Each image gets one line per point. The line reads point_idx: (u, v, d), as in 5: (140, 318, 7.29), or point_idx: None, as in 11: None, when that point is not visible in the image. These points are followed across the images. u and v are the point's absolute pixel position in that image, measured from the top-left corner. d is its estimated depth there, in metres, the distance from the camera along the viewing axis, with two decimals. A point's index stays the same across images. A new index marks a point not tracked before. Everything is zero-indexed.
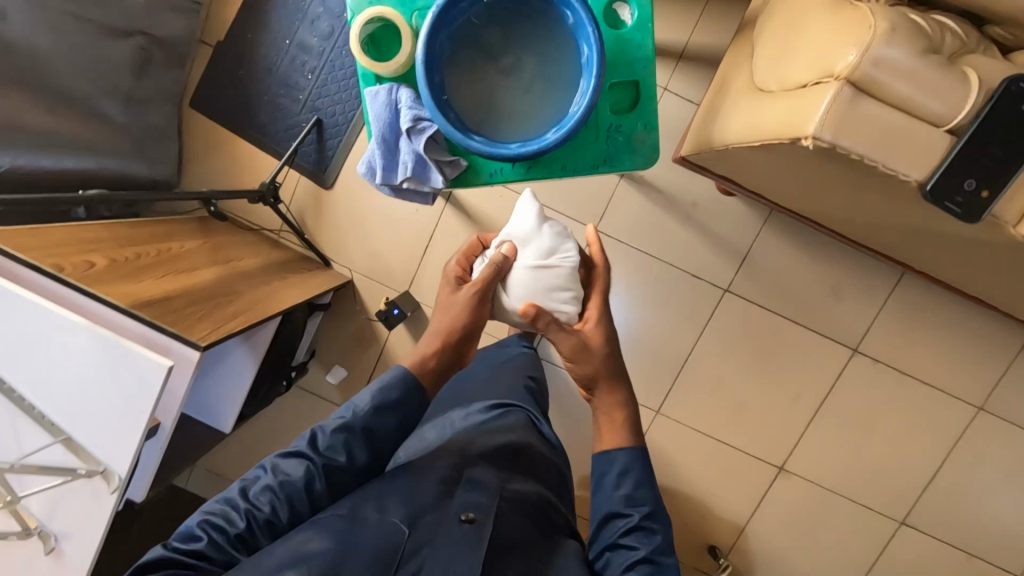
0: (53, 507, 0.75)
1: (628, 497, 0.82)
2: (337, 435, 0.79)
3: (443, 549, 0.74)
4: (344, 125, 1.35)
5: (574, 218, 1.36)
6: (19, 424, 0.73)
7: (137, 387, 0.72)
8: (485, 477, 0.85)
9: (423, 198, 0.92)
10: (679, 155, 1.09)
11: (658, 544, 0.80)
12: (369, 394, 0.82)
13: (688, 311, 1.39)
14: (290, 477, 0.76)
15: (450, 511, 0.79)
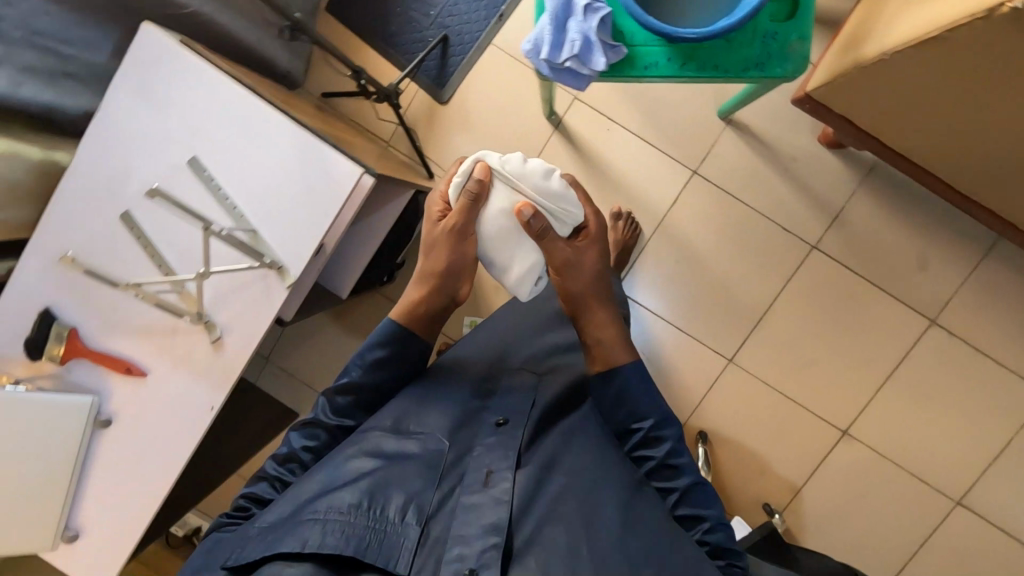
0: (224, 298, 0.79)
1: (642, 408, 0.96)
2: (342, 397, 0.96)
3: (484, 450, 0.87)
4: (469, 44, 1.41)
5: (677, 159, 1.41)
6: (209, 213, 0.77)
7: (331, 187, 0.76)
8: (513, 394, 0.99)
9: (577, 83, 0.96)
10: (801, 94, 1.18)
11: (672, 446, 0.94)
12: (356, 355, 0.98)
13: (772, 262, 1.43)
14: (319, 434, 0.94)
15: (483, 423, 0.93)
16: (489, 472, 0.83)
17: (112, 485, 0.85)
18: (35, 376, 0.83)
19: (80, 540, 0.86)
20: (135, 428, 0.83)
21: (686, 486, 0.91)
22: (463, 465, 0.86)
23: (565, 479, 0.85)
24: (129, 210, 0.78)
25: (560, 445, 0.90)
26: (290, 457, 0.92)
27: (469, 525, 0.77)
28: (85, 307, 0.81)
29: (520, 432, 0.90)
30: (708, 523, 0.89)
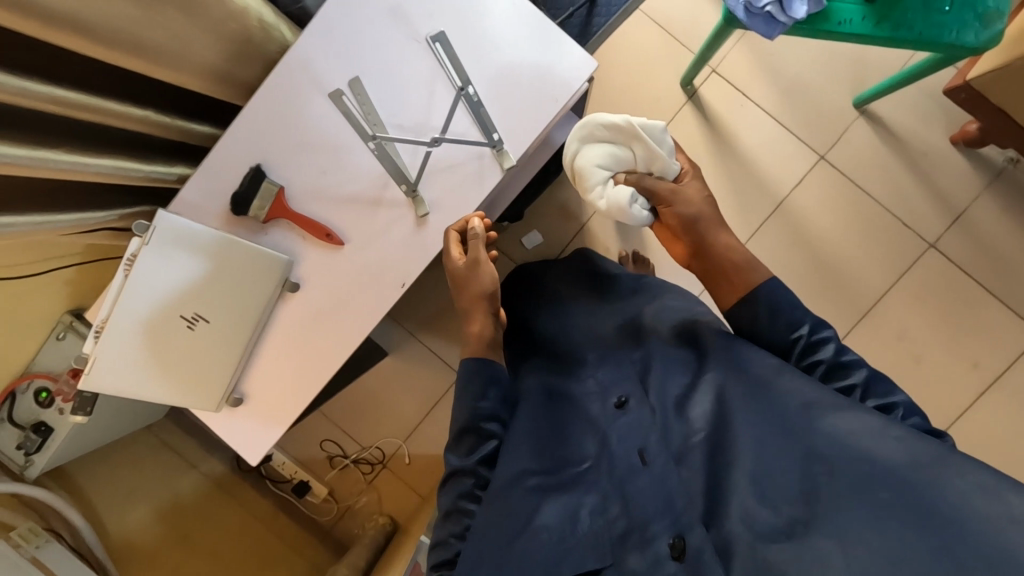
0: (436, 175, 0.80)
1: (798, 308, 0.74)
2: (473, 436, 0.77)
3: (629, 442, 0.71)
4: (616, 6, 1.37)
5: (806, 141, 1.43)
6: (436, 89, 0.80)
7: (566, 82, 0.79)
8: (613, 367, 0.83)
9: (768, 30, 0.98)
10: (967, 79, 1.21)
11: (838, 341, 0.72)
12: (461, 400, 0.79)
13: (892, 253, 1.43)
14: (467, 488, 0.75)
15: (600, 405, 0.79)
16: (642, 450, 0.69)
17: (285, 354, 0.84)
18: (229, 229, 0.83)
19: (243, 406, 0.85)
20: (322, 297, 0.83)
21: (866, 381, 0.68)
22: (607, 462, 0.72)
23: (717, 427, 0.66)
24: (358, 76, 0.79)
25: (698, 398, 0.70)
26: (454, 517, 0.74)
27: (651, 508, 0.64)
28: (293, 167, 0.81)
29: (650, 407, 0.73)
30: (901, 411, 0.66)
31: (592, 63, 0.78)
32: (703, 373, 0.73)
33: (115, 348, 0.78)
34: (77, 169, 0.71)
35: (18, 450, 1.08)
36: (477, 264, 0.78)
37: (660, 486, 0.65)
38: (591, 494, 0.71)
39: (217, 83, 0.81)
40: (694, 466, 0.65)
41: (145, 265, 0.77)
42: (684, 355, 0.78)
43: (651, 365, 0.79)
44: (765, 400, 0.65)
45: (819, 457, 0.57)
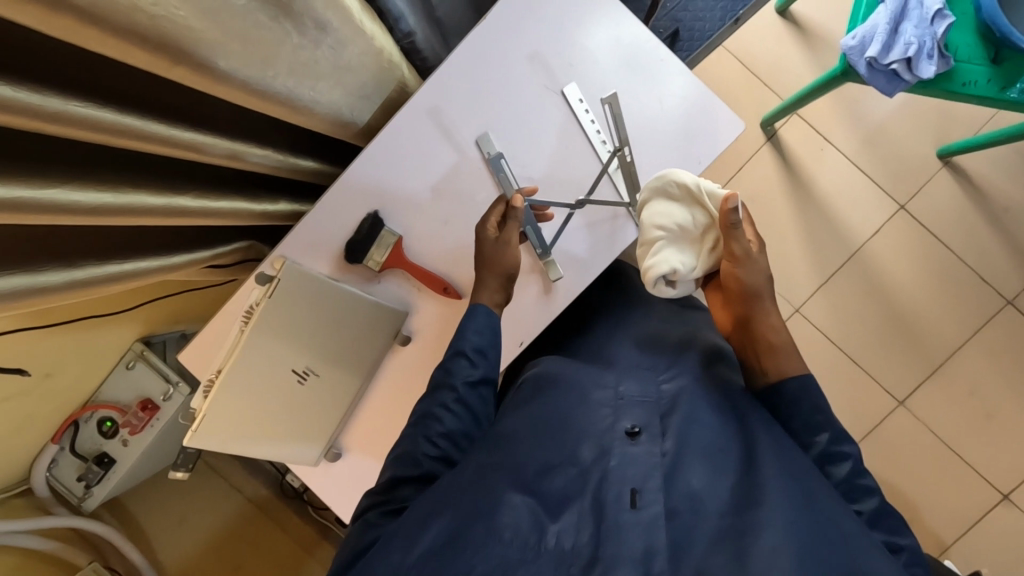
0: (565, 233, 0.79)
1: (824, 411, 0.69)
2: (462, 359, 0.71)
3: (628, 465, 0.59)
4: (699, 42, 1.38)
5: (885, 189, 1.40)
6: (573, 146, 0.77)
7: (707, 144, 0.77)
8: (636, 382, 0.72)
9: (889, 87, 0.95)
10: None
11: (858, 459, 0.67)
12: (464, 322, 0.73)
13: (967, 308, 1.40)
14: (444, 400, 0.69)
15: (606, 425, 0.66)
16: (636, 490, 0.57)
17: (390, 410, 0.81)
18: (340, 275, 0.78)
19: (340, 460, 0.82)
20: (433, 352, 0.81)
21: (874, 511, 0.65)
22: (593, 486, 0.59)
23: (729, 509, 0.56)
24: (487, 132, 0.76)
25: (717, 459, 0.61)
26: (423, 420, 0.68)
27: (625, 555, 0.53)
28: (414, 215, 0.77)
29: (666, 437, 0.62)
30: (906, 554, 0.63)
31: (738, 126, 0.77)
32: (731, 434, 0.65)
33: (227, 406, 0.67)
34: (203, 214, 0.67)
35: (79, 482, 1.03)
36: (506, 244, 0.73)
37: (643, 538, 0.54)
38: (568, 504, 0.59)
39: (338, 126, 0.78)
40: (687, 539, 0.54)
41: (269, 318, 0.67)
42: (717, 396, 0.69)
43: (677, 403, 0.67)
44: (793, 497, 0.57)
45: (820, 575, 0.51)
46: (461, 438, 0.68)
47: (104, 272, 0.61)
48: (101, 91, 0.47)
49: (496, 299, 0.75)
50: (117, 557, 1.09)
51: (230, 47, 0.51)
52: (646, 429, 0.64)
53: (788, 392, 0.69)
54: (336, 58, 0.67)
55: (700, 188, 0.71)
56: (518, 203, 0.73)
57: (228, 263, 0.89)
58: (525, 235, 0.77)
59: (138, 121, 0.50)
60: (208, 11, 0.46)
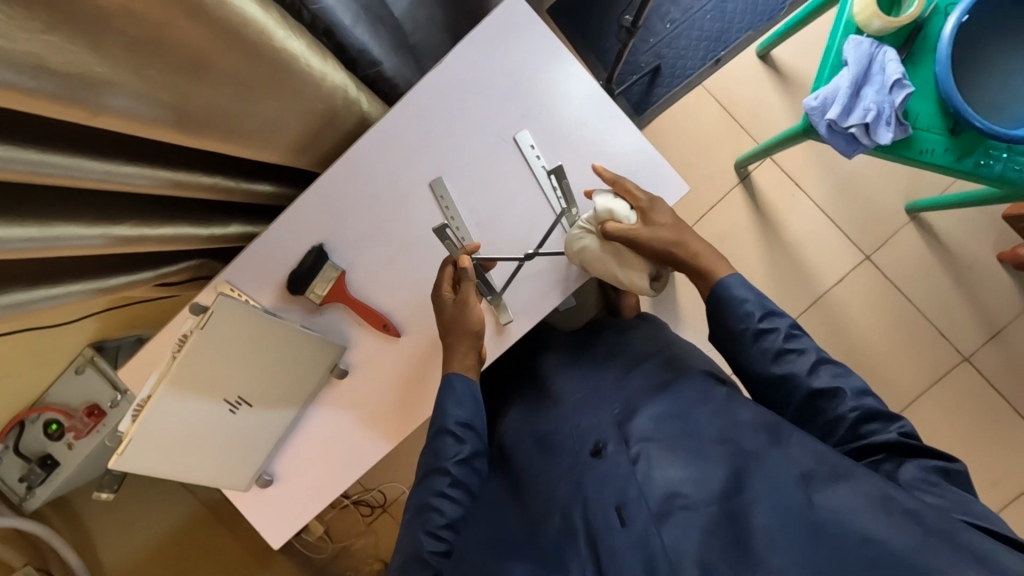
0: (514, 282, 0.79)
1: (751, 298, 0.71)
2: (448, 438, 0.72)
3: (602, 486, 0.63)
4: (678, 79, 1.41)
5: (852, 238, 1.42)
6: (522, 193, 0.78)
7: None
8: (591, 410, 0.73)
9: (848, 148, 0.95)
10: (1011, 212, 1.36)
11: (788, 327, 0.69)
12: (443, 394, 0.74)
13: (926, 362, 1.41)
14: (441, 486, 0.69)
15: (572, 451, 0.70)
16: (620, 506, 0.61)
17: (325, 440, 0.82)
18: (282, 306, 0.80)
19: (272, 486, 0.82)
20: (371, 386, 0.81)
21: (814, 367, 0.66)
22: (581, 513, 0.63)
23: (721, 485, 0.58)
24: (440, 177, 0.78)
25: (676, 446, 0.63)
26: (422, 512, 0.68)
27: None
28: (357, 253, 0.79)
29: (628, 450, 0.65)
30: (854, 394, 0.64)
31: (683, 186, 0.78)
32: (696, 416, 0.66)
33: (153, 433, 0.67)
34: (140, 242, 0.66)
35: (21, 481, 1.03)
36: (464, 304, 0.74)
37: (641, 551, 0.57)
38: (567, 550, 0.62)
39: (292, 156, 0.78)
40: (685, 533, 0.56)
41: (196, 351, 0.67)
42: (679, 392, 0.70)
43: (633, 412, 0.70)
44: (782, 459, 0.57)
45: (825, 531, 0.51)
46: (460, 522, 0.70)
47: (33, 296, 0.60)
48: (24, 132, 0.47)
49: (468, 364, 0.75)
50: (55, 560, 1.09)
51: (159, 96, 0.52)
52: (608, 449, 0.67)
53: (716, 295, 0.73)
54: (286, 97, 0.67)
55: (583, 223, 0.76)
56: (467, 263, 0.74)
57: (178, 280, 0.89)
58: (477, 288, 0.77)
59: (65, 159, 0.50)
60: (129, 64, 0.47)
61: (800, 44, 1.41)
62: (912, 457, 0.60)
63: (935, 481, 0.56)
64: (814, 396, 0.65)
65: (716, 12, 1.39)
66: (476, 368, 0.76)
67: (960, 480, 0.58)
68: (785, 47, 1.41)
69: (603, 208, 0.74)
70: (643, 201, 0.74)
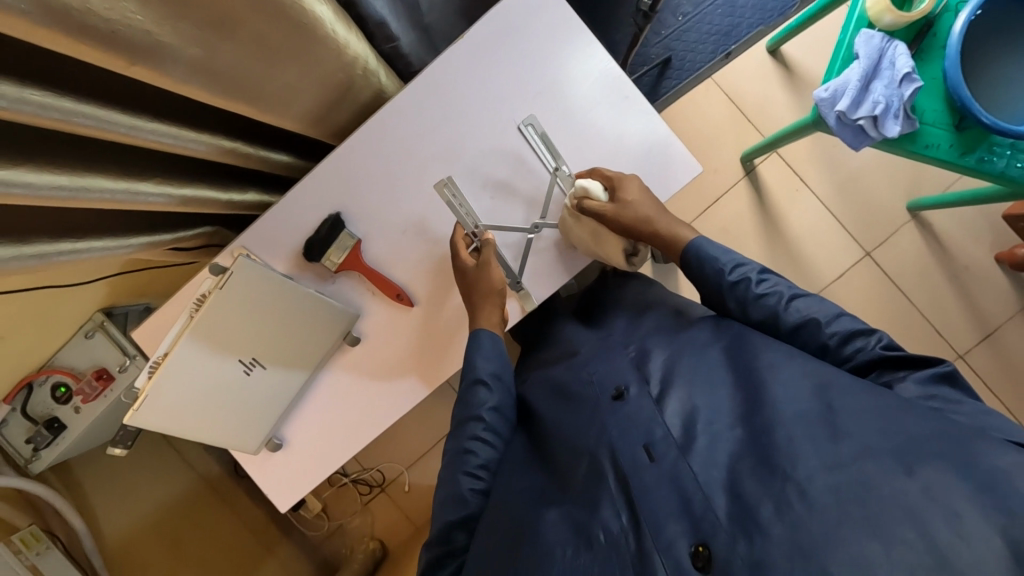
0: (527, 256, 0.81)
1: (719, 254, 0.75)
2: (480, 388, 0.76)
3: (627, 425, 0.65)
4: (688, 72, 1.39)
5: (853, 234, 1.44)
6: (535, 171, 0.80)
7: (666, 183, 0.80)
8: (605, 358, 0.77)
9: (855, 139, 0.97)
10: (1010, 214, 1.38)
11: (758, 273, 0.73)
12: (470, 350, 0.77)
13: (923, 359, 1.42)
14: (476, 430, 0.75)
15: (593, 398, 0.72)
16: (646, 443, 0.62)
17: (334, 404, 0.84)
18: (296, 272, 0.81)
19: (281, 451, 0.84)
20: (381, 354, 0.83)
21: (788, 304, 0.69)
22: (607, 456, 0.64)
23: (737, 409, 0.62)
24: (450, 177, 0.79)
25: (693, 383, 0.66)
26: (458, 457, 0.73)
27: (663, 506, 0.57)
28: (373, 223, 0.81)
29: (646, 392, 0.68)
30: (832, 322, 0.67)
31: (695, 169, 0.79)
32: (709, 355, 0.69)
33: (169, 388, 0.68)
34: (163, 201, 0.67)
35: (27, 443, 1.04)
36: (487, 266, 0.76)
37: (672, 484, 0.58)
38: (599, 495, 0.61)
39: (311, 124, 0.79)
40: (710, 457, 0.59)
41: (216, 308, 0.68)
42: (691, 336, 0.74)
43: (648, 355, 0.73)
44: (796, 382, 0.60)
45: (840, 433, 0.54)
46: (495, 464, 0.74)
47: (56, 248, 0.61)
48: (60, 80, 0.48)
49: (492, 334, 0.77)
50: (59, 523, 1.10)
51: (192, 50, 0.53)
52: (627, 391, 0.69)
53: (690, 255, 0.77)
54: (310, 63, 0.68)
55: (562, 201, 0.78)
56: (492, 239, 0.77)
57: (192, 247, 0.90)
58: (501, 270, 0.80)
59: (98, 111, 0.51)
60: (168, 15, 0.48)
61: (809, 41, 1.42)
62: (909, 369, 0.61)
63: (936, 390, 0.58)
64: (795, 333, 0.68)
65: (726, 7, 1.37)
66: (493, 338, 0.78)
67: (959, 381, 0.59)
68: (795, 44, 1.43)
69: (578, 186, 0.75)
70: (613, 178, 0.76)
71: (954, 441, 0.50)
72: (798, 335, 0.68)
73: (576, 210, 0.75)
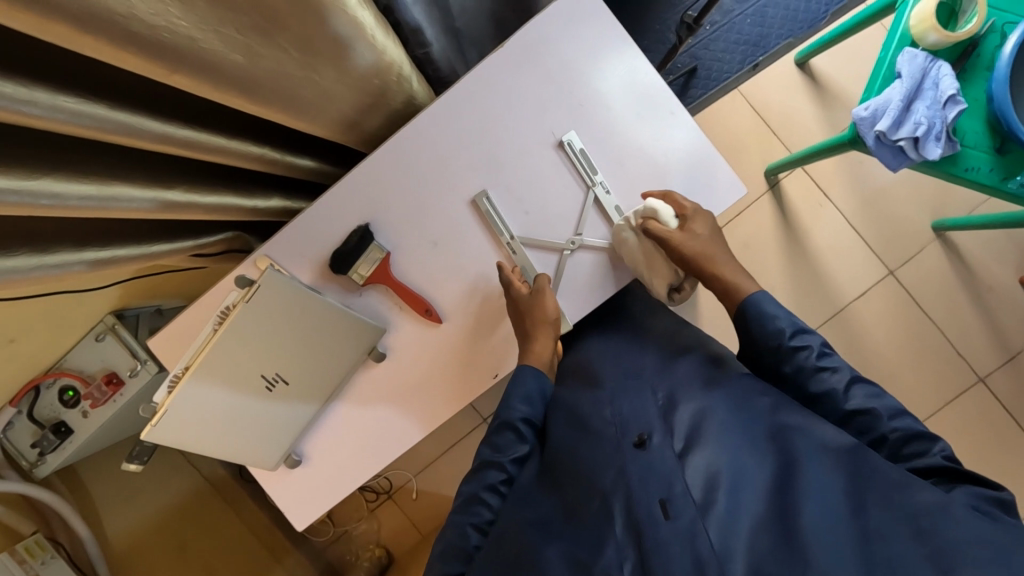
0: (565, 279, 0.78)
1: (781, 317, 0.70)
2: (509, 432, 0.74)
3: (644, 476, 0.60)
4: (713, 82, 1.40)
5: (877, 252, 1.42)
6: (573, 187, 0.77)
7: (710, 203, 0.77)
8: (633, 398, 0.70)
9: (894, 161, 0.94)
10: None
11: (821, 346, 0.68)
12: (512, 388, 0.76)
13: (943, 380, 1.39)
14: (494, 479, 0.70)
15: (614, 440, 0.66)
16: (664, 499, 0.58)
17: (357, 424, 0.81)
18: (322, 284, 0.78)
19: (300, 467, 0.81)
20: (408, 372, 0.80)
21: (846, 386, 0.65)
22: (620, 502, 0.59)
23: (769, 483, 0.56)
24: (485, 190, 0.77)
25: (720, 439, 0.60)
26: (470, 504, 0.69)
27: (675, 568, 0.53)
28: (403, 236, 0.78)
29: (670, 444, 0.62)
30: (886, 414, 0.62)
31: (740, 188, 0.77)
32: (744, 410, 0.63)
33: (189, 403, 0.65)
34: (189, 209, 0.64)
35: (32, 447, 1.01)
36: (542, 292, 0.74)
37: (687, 546, 0.54)
38: (604, 537, 0.58)
39: (341, 131, 0.76)
40: (730, 525, 0.54)
41: (238, 325, 0.66)
42: (726, 387, 0.67)
43: (677, 402, 0.66)
44: (832, 461, 0.56)
45: (875, 535, 0.50)
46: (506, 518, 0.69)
47: (80, 257, 0.58)
48: (94, 85, 0.46)
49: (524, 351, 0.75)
50: (62, 530, 1.07)
51: (233, 56, 0.50)
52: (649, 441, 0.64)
53: (747, 310, 0.72)
54: (347, 69, 0.65)
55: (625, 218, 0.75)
56: (547, 279, 0.75)
57: (212, 253, 0.87)
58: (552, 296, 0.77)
59: (131, 118, 0.48)
60: (210, 19, 0.45)
61: (838, 55, 1.40)
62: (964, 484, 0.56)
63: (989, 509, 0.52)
64: (851, 418, 0.63)
65: (756, 17, 1.38)
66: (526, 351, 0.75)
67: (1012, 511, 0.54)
68: (824, 57, 1.41)
69: (648, 207, 0.73)
70: (687, 209, 0.74)
71: (1001, 556, 0.45)
72: (853, 421, 0.63)
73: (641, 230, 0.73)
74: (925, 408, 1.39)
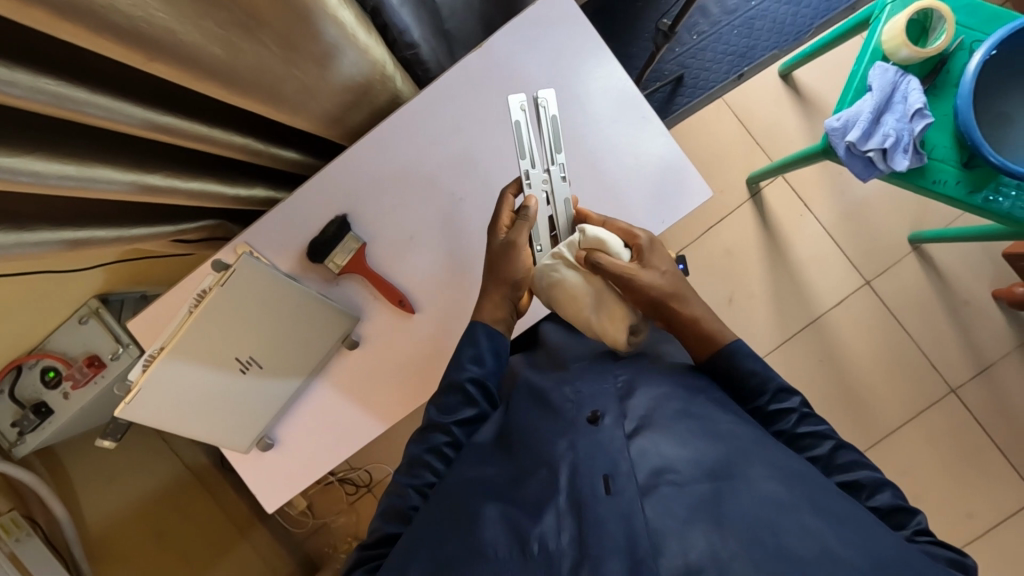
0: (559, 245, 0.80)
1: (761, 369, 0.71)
2: (456, 396, 0.72)
3: (589, 451, 0.59)
4: (701, 90, 1.40)
5: (855, 264, 1.44)
6: None
7: (678, 206, 0.79)
8: (592, 379, 0.70)
9: (865, 173, 0.96)
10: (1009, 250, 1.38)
11: (801, 407, 0.69)
12: (462, 346, 0.73)
13: (914, 389, 1.42)
14: (438, 442, 0.70)
15: (569, 415, 0.65)
16: (608, 475, 0.57)
17: (328, 412, 0.83)
18: (301, 273, 0.81)
19: (272, 451, 0.83)
20: (381, 359, 0.82)
21: (828, 453, 0.65)
22: (567, 479, 0.58)
23: (710, 473, 0.56)
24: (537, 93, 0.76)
25: (670, 432, 0.61)
26: (413, 467, 0.68)
27: (609, 541, 0.52)
28: (380, 228, 0.80)
29: (625, 424, 0.62)
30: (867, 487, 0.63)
31: (707, 192, 0.79)
32: (693, 408, 0.65)
33: (165, 382, 0.67)
34: (169, 193, 0.66)
35: (13, 427, 1.02)
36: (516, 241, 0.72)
37: (622, 522, 0.53)
38: (546, 504, 0.56)
39: (325, 126, 0.79)
40: (667, 510, 0.53)
41: (216, 310, 0.68)
42: (681, 382, 0.70)
43: (635, 391, 0.67)
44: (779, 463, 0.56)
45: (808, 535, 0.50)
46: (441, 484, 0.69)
47: (60, 236, 0.60)
48: (74, 70, 0.48)
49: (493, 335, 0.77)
50: (39, 509, 1.09)
51: (213, 50, 0.52)
52: (602, 418, 0.63)
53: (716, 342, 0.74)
54: (329, 66, 0.67)
55: (566, 257, 0.74)
56: (535, 204, 0.73)
57: (194, 239, 0.89)
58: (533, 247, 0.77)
59: (112, 101, 0.50)
60: (190, 13, 0.47)
61: (822, 69, 1.43)
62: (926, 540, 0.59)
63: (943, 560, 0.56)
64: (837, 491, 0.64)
65: (744, 28, 1.38)
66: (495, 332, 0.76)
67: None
68: (808, 71, 1.44)
69: (587, 237, 0.73)
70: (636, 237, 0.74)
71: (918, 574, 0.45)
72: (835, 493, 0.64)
73: (589, 266, 0.71)
74: (897, 416, 1.41)
